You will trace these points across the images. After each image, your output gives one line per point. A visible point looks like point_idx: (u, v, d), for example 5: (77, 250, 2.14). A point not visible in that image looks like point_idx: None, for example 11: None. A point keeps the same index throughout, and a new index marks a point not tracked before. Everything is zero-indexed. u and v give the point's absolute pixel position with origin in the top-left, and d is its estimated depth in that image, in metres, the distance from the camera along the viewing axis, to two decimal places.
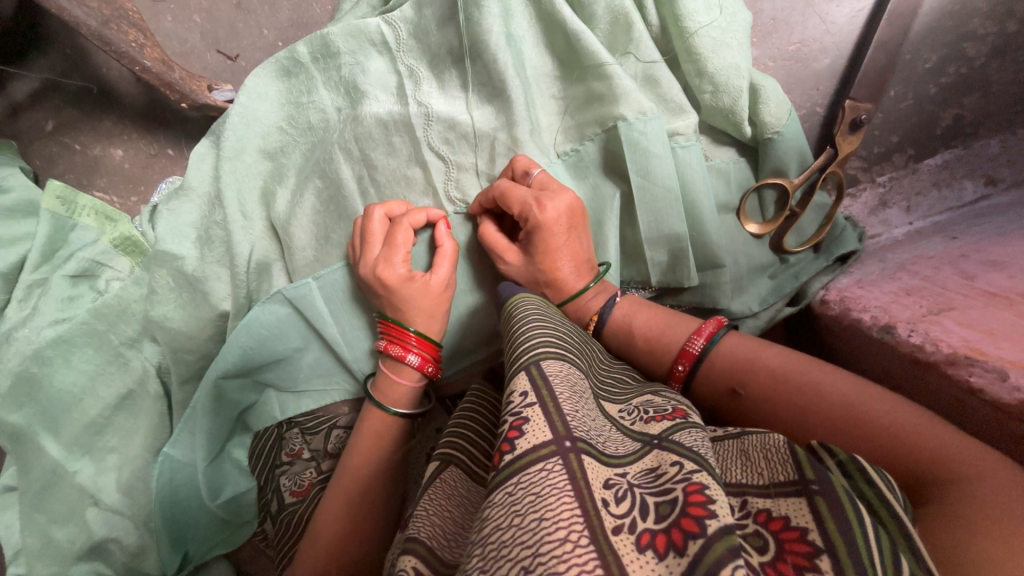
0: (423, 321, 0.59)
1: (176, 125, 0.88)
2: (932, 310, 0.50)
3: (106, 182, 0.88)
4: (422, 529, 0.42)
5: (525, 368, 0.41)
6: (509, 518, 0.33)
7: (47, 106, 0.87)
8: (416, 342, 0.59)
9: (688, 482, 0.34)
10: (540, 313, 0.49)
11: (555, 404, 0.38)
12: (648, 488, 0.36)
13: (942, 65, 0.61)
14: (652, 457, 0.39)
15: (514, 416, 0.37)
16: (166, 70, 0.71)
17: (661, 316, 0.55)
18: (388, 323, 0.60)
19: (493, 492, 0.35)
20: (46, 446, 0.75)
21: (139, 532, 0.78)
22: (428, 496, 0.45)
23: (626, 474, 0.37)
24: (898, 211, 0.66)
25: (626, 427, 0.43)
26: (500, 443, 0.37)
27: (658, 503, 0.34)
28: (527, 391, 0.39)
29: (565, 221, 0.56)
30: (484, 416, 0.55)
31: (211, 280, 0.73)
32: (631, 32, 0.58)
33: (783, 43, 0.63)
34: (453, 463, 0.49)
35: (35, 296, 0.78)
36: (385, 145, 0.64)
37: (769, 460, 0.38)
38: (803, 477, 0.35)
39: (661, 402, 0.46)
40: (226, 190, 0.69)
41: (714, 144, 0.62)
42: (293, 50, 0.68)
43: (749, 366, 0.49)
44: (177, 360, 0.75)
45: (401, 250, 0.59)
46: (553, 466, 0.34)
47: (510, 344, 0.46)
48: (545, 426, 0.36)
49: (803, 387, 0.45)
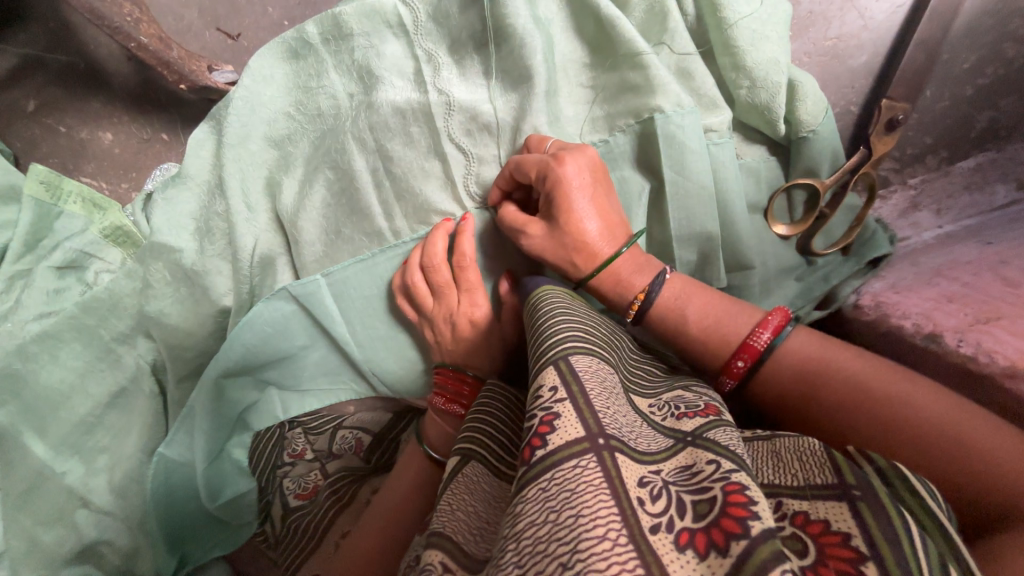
0: (489, 366, 0.63)
1: (171, 108, 0.83)
2: (978, 318, 0.49)
3: (94, 168, 0.83)
4: (446, 523, 0.40)
5: (553, 362, 0.38)
6: (543, 514, 0.30)
7: (27, 84, 0.80)
8: (470, 390, 0.62)
9: (727, 480, 0.32)
10: (565, 305, 0.47)
11: (586, 401, 0.35)
12: (684, 486, 0.33)
13: (981, 66, 0.59)
14: (686, 454, 0.36)
15: (544, 411, 0.34)
16: (164, 48, 0.67)
17: (717, 301, 0.51)
18: (447, 369, 0.63)
19: (522, 488, 0.32)
20: (31, 446, 0.70)
21: (132, 533, 0.76)
22: (450, 491, 0.42)
23: (660, 471, 0.35)
24: (929, 213, 0.65)
25: (656, 423, 0.40)
26: (529, 439, 0.34)
27: (695, 501, 0.32)
28: (556, 386, 0.36)
29: (588, 177, 0.53)
30: (505, 405, 0.52)
31: (211, 275, 0.69)
32: (666, 21, 0.56)
33: (819, 38, 0.60)
34: (474, 458, 0.45)
35: (18, 289, 0.72)
36: (401, 135, 0.61)
37: (805, 463, 0.36)
38: (843, 481, 0.33)
39: (693, 397, 0.44)
40: (230, 180, 0.65)
41: (746, 141, 0.60)
42: (302, 30, 0.64)
43: (821, 372, 0.46)
44: (174, 358, 0.72)
45: (472, 290, 0.61)
46: (586, 463, 0.32)
47: (535, 338, 0.43)
48: (577, 422, 0.33)
49: (876, 392, 0.43)
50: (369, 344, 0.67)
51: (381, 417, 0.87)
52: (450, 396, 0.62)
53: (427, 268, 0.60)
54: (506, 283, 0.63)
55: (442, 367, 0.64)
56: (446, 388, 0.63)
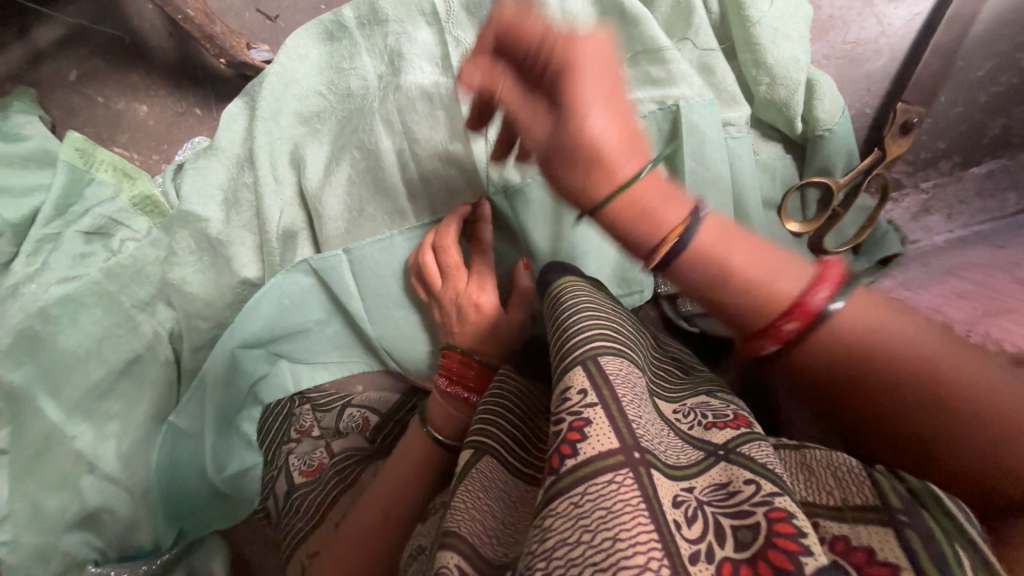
0: (493, 356, 0.63)
1: (207, 83, 0.85)
2: (987, 312, 0.48)
3: (127, 139, 0.85)
4: (462, 523, 0.40)
5: (581, 362, 0.38)
6: (578, 532, 0.31)
7: (71, 54, 0.84)
8: (476, 375, 0.62)
9: (771, 505, 0.32)
10: (587, 299, 0.47)
11: (618, 408, 0.36)
12: (718, 507, 0.34)
13: (996, 74, 0.60)
14: (719, 471, 0.37)
15: (575, 416, 0.35)
16: (208, 21, 0.69)
17: (760, 257, 0.44)
18: (454, 356, 0.63)
19: (554, 501, 0.33)
20: (45, 409, 0.74)
21: (135, 503, 0.79)
22: (464, 487, 0.43)
23: (693, 488, 0.36)
24: (939, 219, 0.66)
25: (685, 433, 0.41)
26: (559, 446, 0.35)
27: (734, 527, 0.33)
28: (586, 389, 0.37)
29: (604, 51, 0.43)
30: (522, 395, 0.52)
31: (235, 246, 0.72)
32: (691, 18, 0.58)
33: (838, 42, 0.62)
34: (489, 453, 0.45)
35: (46, 252, 0.75)
36: (428, 118, 0.63)
37: (842, 482, 0.36)
38: (886, 505, 0.32)
39: (719, 405, 0.44)
40: (259, 152, 0.67)
41: (762, 138, 0.62)
42: (339, 13, 0.66)
43: (870, 346, 0.41)
44: (191, 326, 0.75)
45: (481, 268, 0.63)
46: (622, 478, 0.33)
47: (558, 336, 0.43)
48: (611, 433, 0.34)
49: (928, 367, 0.39)
50: (383, 320, 0.69)
51: (387, 397, 0.88)
52: (455, 378, 0.62)
53: (439, 249, 0.61)
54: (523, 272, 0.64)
55: (448, 350, 0.64)
56: (451, 370, 0.63)
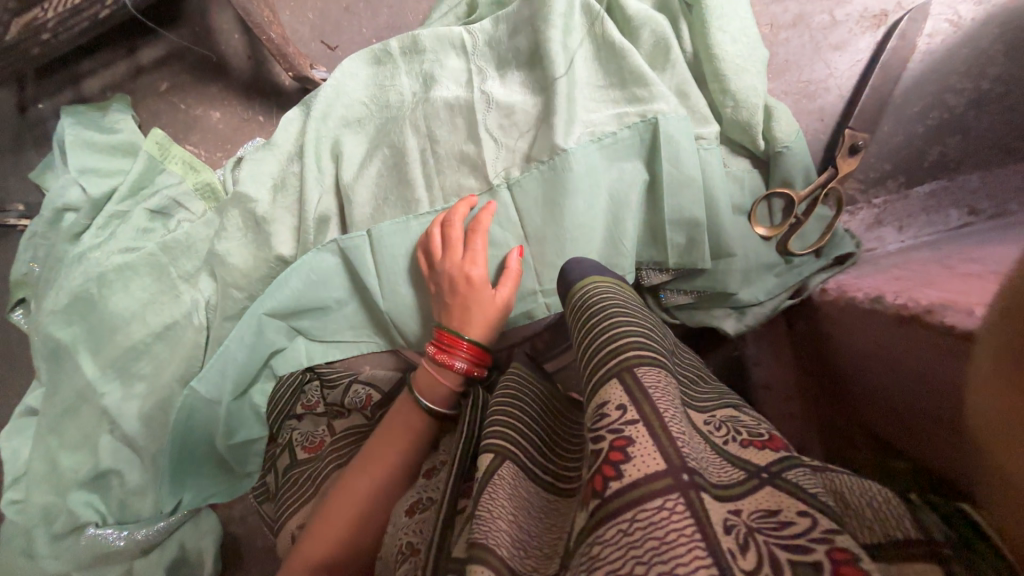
0: (479, 333, 0.69)
1: (271, 96, 1.01)
2: (916, 284, 0.52)
3: (198, 139, 1.02)
4: (489, 535, 0.42)
5: (617, 376, 0.43)
6: (626, 556, 0.34)
7: (166, 71, 1.02)
8: (467, 351, 0.69)
9: (833, 545, 0.32)
10: (618, 308, 0.51)
11: (660, 427, 0.39)
12: (771, 537, 0.34)
13: (927, 110, 0.69)
14: (767, 495, 0.38)
15: (616, 435, 0.39)
16: (284, 44, 0.85)
17: None
18: (444, 333, 0.70)
19: (603, 522, 0.36)
20: (85, 366, 0.86)
21: (149, 462, 0.86)
22: (488, 497, 0.46)
23: (740, 512, 0.37)
24: (892, 230, 0.72)
25: (725, 452, 0.43)
26: (603, 468, 0.38)
27: (793, 562, 0.32)
28: (624, 407, 0.41)
29: None
30: (522, 403, 0.60)
31: (276, 224, 0.83)
32: (668, 54, 0.71)
33: (794, 80, 0.75)
34: (510, 460, 0.50)
35: (113, 226, 0.89)
36: (449, 125, 0.76)
37: (873, 506, 0.36)
38: (931, 538, 0.33)
39: (755, 426, 0.47)
40: (308, 146, 0.81)
41: (732, 154, 0.73)
42: (387, 44, 0.82)
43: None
44: (227, 295, 0.85)
45: (472, 236, 0.70)
46: (671, 502, 0.35)
47: (591, 348, 0.47)
48: (657, 456, 0.37)
49: None
50: (395, 296, 0.78)
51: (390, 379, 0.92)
52: (447, 354, 0.69)
53: (444, 228, 0.72)
54: (515, 258, 0.71)
55: (439, 329, 0.71)
56: (443, 345, 0.70)
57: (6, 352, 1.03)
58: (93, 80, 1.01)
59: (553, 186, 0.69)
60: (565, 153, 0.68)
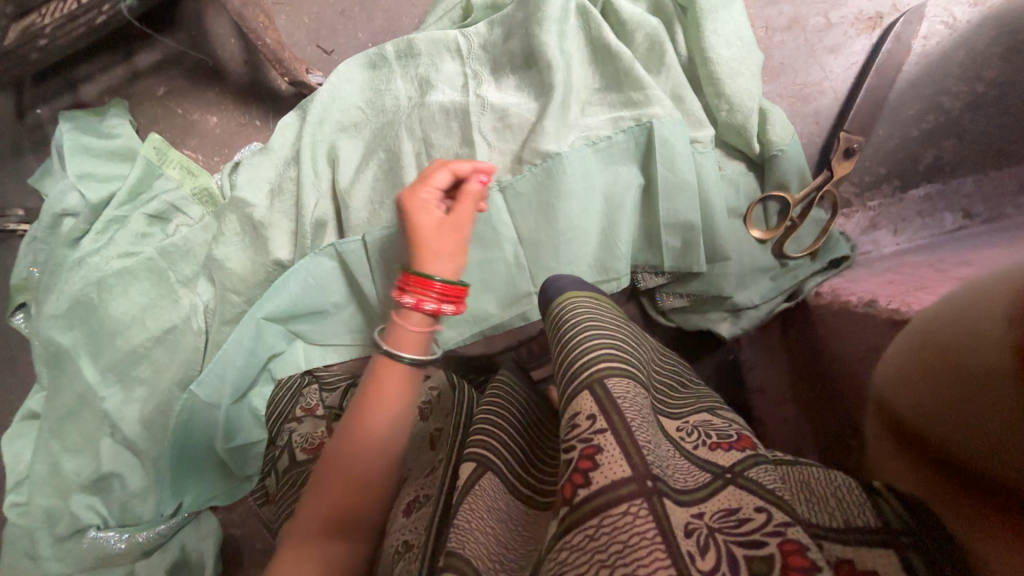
0: (447, 270, 0.61)
1: (267, 100, 1.01)
2: (908, 289, 0.53)
3: (195, 143, 1.02)
4: (466, 545, 0.43)
5: (587, 390, 0.44)
6: (597, 558, 0.36)
7: (162, 75, 1.02)
8: (439, 288, 0.60)
9: (783, 538, 0.36)
10: (591, 316, 0.52)
11: (626, 434, 0.40)
12: (730, 535, 0.37)
13: (923, 113, 0.69)
14: (727, 495, 0.40)
15: (585, 443, 0.41)
16: (280, 49, 0.85)
17: None
18: (408, 276, 0.61)
19: (573, 529, 0.38)
20: (85, 370, 0.86)
21: (150, 465, 0.87)
22: (466, 509, 0.47)
23: (703, 514, 0.39)
24: (886, 233, 0.73)
25: (693, 455, 0.46)
26: (573, 476, 0.40)
27: (748, 557, 0.36)
28: (594, 416, 0.42)
29: None
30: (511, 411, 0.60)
31: (273, 228, 0.83)
32: (663, 58, 0.71)
33: (789, 83, 0.75)
34: (491, 470, 0.51)
35: (111, 231, 0.89)
36: (444, 128, 0.76)
37: (842, 503, 0.40)
38: (886, 526, 0.38)
39: (723, 427, 0.49)
40: (304, 151, 0.81)
41: (727, 156, 0.73)
42: (382, 48, 0.82)
43: None
44: (225, 299, 0.85)
45: (428, 176, 0.64)
46: (636, 508, 0.37)
47: (563, 360, 0.48)
48: (623, 463, 0.39)
49: None
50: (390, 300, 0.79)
51: None
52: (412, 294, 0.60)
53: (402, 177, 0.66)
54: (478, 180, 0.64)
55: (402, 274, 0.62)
56: (408, 288, 0.61)
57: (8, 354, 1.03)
58: (90, 85, 1.01)
59: (548, 189, 0.69)
60: (560, 157, 0.68)
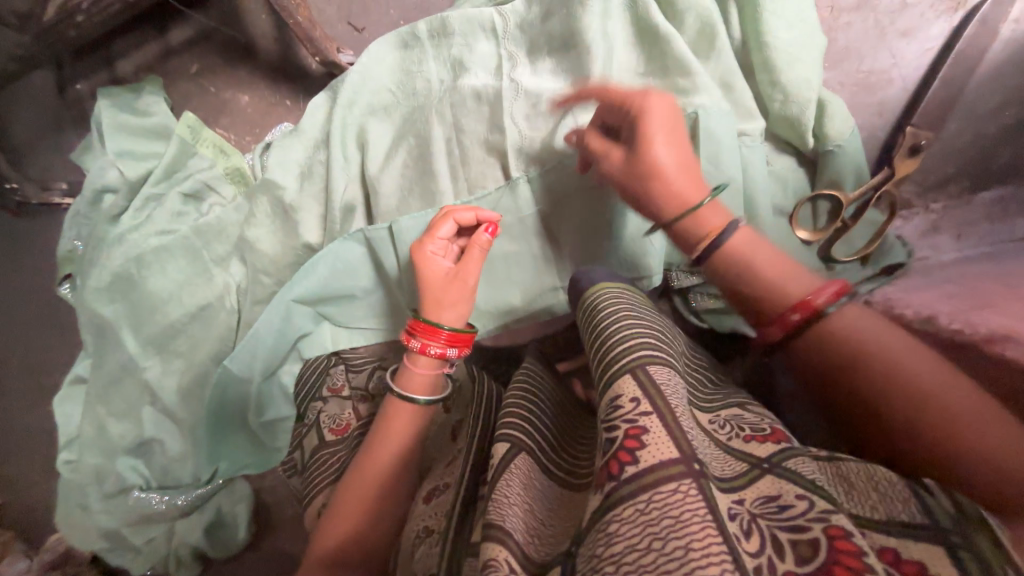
0: (454, 320, 0.67)
1: (299, 81, 1.01)
2: (971, 306, 0.50)
3: (228, 122, 1.03)
4: (507, 520, 0.43)
5: (631, 372, 0.45)
6: (646, 533, 0.36)
7: (195, 52, 1.02)
8: (447, 337, 0.66)
9: (828, 523, 0.37)
10: (628, 307, 0.54)
11: (671, 417, 0.41)
12: (771, 520, 0.39)
13: (1004, 106, 0.63)
14: (768, 484, 0.42)
15: (630, 424, 0.41)
16: (311, 27, 0.83)
17: (679, 152, 0.59)
18: (420, 322, 0.67)
19: (619, 504, 0.39)
20: (126, 342, 0.89)
21: (186, 436, 0.91)
22: (504, 484, 0.47)
23: (744, 501, 0.41)
24: (948, 238, 0.67)
25: (724, 444, 0.48)
26: (618, 454, 0.40)
27: (793, 542, 0.37)
28: (638, 398, 0.43)
29: None
30: (537, 395, 0.62)
31: (302, 212, 0.83)
32: (714, 41, 0.66)
33: (852, 70, 0.69)
34: (525, 449, 0.52)
35: (149, 208, 0.91)
36: (475, 113, 0.74)
37: (881, 490, 0.41)
38: (935, 522, 0.37)
39: (754, 420, 0.51)
40: (333, 134, 0.79)
41: (776, 151, 0.69)
42: (414, 26, 0.78)
43: (880, 361, 0.46)
44: (257, 281, 0.87)
45: (433, 229, 0.68)
46: (686, 487, 0.38)
47: (602, 346, 0.50)
48: (670, 444, 0.39)
49: (909, 380, 0.45)
50: None
51: None
52: (420, 341, 0.67)
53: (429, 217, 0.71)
54: (486, 234, 0.67)
55: (414, 318, 0.68)
56: (416, 333, 0.67)
57: (23, 326, 1.06)
58: (126, 61, 1.02)
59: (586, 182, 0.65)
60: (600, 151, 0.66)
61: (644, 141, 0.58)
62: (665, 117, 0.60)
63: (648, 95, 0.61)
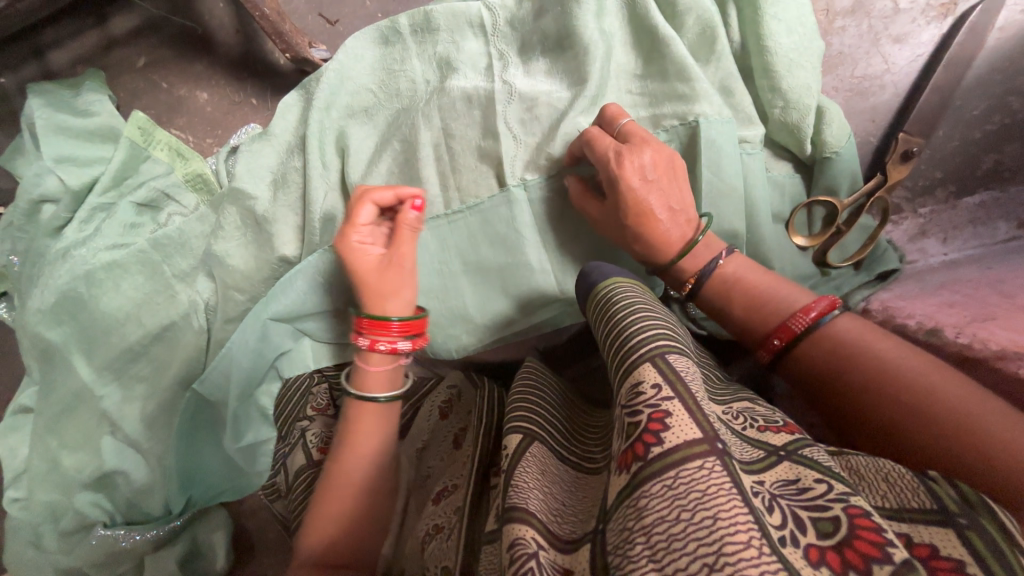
0: (401, 308, 0.62)
1: (265, 76, 0.93)
2: (976, 318, 0.51)
3: (184, 122, 0.93)
4: (529, 501, 0.41)
5: (651, 360, 0.41)
6: (673, 510, 0.33)
7: (143, 44, 0.92)
8: (399, 328, 0.61)
9: (848, 502, 0.34)
10: (643, 301, 0.49)
11: (694, 401, 0.38)
12: (793, 501, 0.36)
13: (989, 113, 0.66)
14: (786, 469, 0.39)
15: (652, 408, 0.38)
16: (280, 20, 0.76)
17: (664, 190, 0.58)
18: (364, 319, 0.61)
19: (642, 483, 0.35)
20: (78, 368, 0.80)
21: (151, 468, 0.82)
22: (521, 470, 0.45)
23: (764, 482, 0.38)
24: (935, 241, 0.69)
25: (740, 432, 0.43)
26: (641, 436, 0.37)
27: (814, 519, 0.34)
28: (660, 384, 0.39)
29: None
30: (545, 390, 0.58)
31: (277, 223, 0.77)
32: (714, 45, 0.64)
33: (846, 75, 0.70)
34: (538, 440, 0.49)
35: (97, 220, 0.81)
36: (466, 117, 0.69)
37: (893, 484, 0.38)
38: (944, 508, 0.34)
39: (765, 412, 0.47)
40: (310, 139, 0.73)
41: (775, 158, 0.68)
42: (395, 20, 0.73)
43: (860, 351, 0.51)
44: (227, 297, 0.79)
45: (353, 217, 0.63)
46: (711, 464, 0.34)
47: (616, 336, 0.45)
48: (693, 423, 0.36)
49: (885, 368, 0.49)
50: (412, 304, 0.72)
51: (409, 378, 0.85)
52: (368, 338, 0.61)
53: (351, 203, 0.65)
54: (413, 212, 0.62)
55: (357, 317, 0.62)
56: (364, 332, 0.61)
57: None
58: (58, 53, 0.90)
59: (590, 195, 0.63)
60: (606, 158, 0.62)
61: (626, 183, 0.57)
62: (654, 176, 0.58)
63: (636, 151, 0.58)
